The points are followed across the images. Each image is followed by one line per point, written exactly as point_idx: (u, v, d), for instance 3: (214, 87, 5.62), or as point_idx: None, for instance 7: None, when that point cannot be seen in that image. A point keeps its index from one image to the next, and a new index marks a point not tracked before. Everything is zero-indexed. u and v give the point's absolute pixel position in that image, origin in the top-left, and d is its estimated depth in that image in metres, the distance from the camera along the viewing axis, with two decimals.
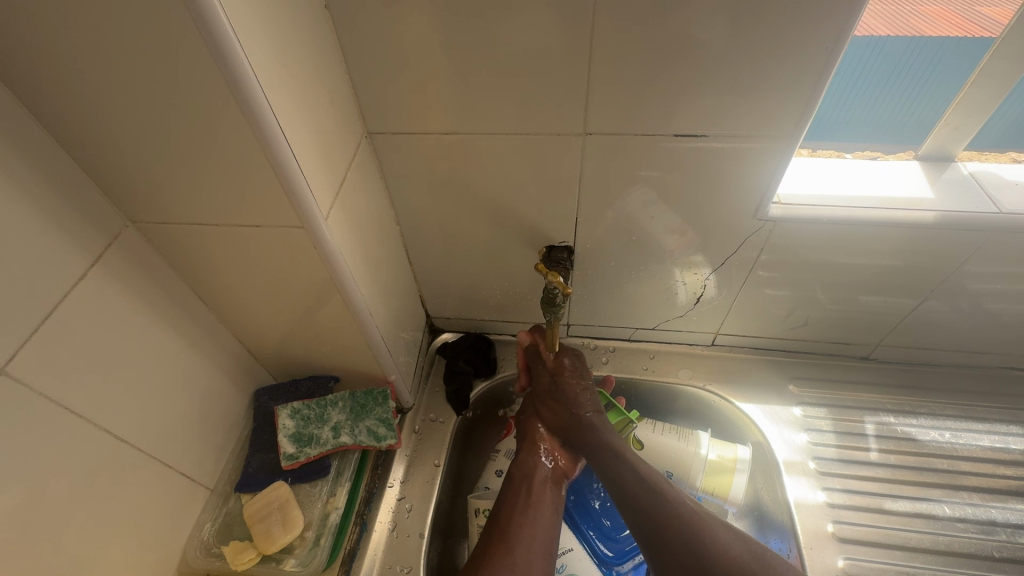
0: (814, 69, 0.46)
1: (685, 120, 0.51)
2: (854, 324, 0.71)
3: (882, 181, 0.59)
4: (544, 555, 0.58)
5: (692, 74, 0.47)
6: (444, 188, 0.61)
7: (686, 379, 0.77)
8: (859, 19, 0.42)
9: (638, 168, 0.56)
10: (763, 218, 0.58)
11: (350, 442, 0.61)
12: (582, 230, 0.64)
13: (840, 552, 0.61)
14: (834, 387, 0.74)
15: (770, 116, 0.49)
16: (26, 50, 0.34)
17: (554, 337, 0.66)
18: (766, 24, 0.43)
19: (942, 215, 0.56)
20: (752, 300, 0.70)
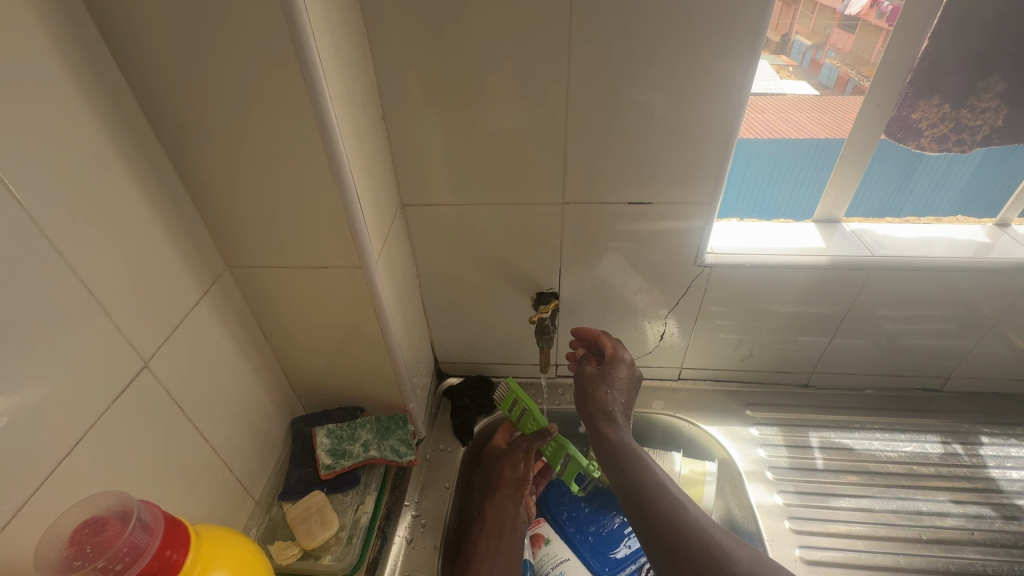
0: (717, 155, 0.65)
1: (637, 192, 0.70)
2: (789, 356, 0.87)
3: (790, 237, 0.78)
4: None
5: (640, 160, 0.67)
6: (456, 247, 0.78)
7: (659, 409, 0.89)
8: (739, 122, 0.62)
9: (605, 228, 0.74)
10: (701, 264, 0.75)
11: (377, 456, 0.71)
12: (565, 280, 0.80)
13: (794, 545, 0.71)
14: (782, 410, 0.87)
15: (696, 188, 0.68)
16: (195, 143, 0.52)
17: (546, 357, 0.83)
18: (685, 128, 0.63)
19: (832, 258, 0.74)
20: (706, 336, 0.86)
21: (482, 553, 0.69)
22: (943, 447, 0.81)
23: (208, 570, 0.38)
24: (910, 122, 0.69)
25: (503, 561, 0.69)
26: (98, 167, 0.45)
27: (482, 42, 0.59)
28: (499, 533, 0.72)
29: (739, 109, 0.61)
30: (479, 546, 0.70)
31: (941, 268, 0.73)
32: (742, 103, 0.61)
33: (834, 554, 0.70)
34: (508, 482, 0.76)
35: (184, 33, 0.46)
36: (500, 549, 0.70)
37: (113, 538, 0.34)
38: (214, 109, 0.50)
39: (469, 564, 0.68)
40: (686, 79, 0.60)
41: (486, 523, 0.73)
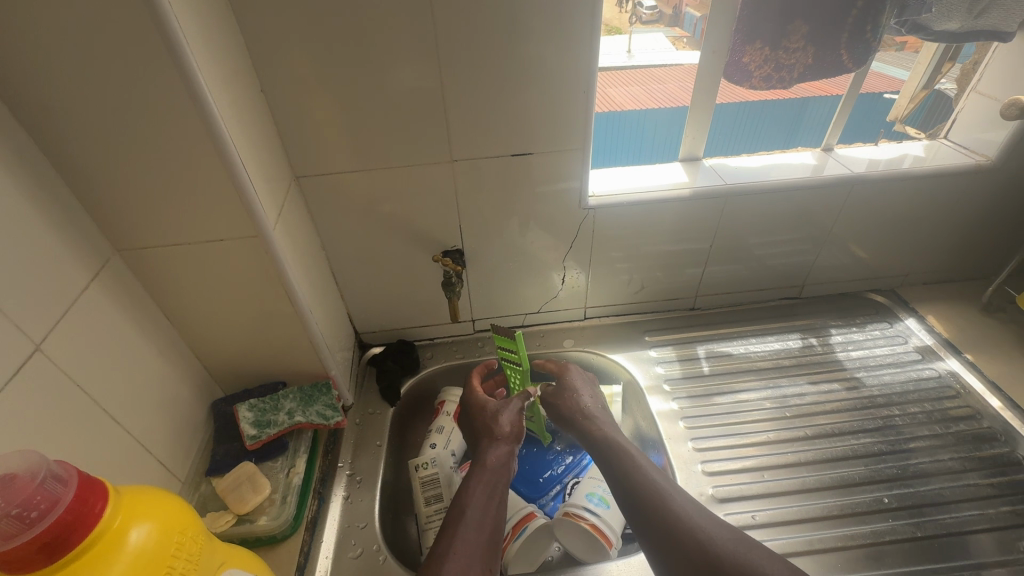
0: (581, 105, 0.72)
1: (518, 145, 0.75)
2: (673, 285, 0.98)
3: (660, 175, 0.88)
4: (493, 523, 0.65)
5: (515, 115, 0.72)
6: (358, 216, 0.80)
7: (569, 346, 0.98)
8: (595, 72, 0.69)
9: (495, 183, 0.79)
10: (585, 208, 0.83)
11: (303, 421, 0.73)
12: (467, 236, 0.85)
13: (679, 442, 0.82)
14: (674, 333, 0.99)
15: (568, 137, 0.75)
16: (59, 123, 0.51)
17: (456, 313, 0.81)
18: (549, 81, 0.69)
19: (694, 189, 0.84)
20: (602, 276, 0.95)
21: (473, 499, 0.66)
22: (802, 342, 0.96)
23: (132, 520, 0.40)
24: (742, 65, 0.80)
25: (496, 505, 0.68)
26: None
27: (351, 8, 0.61)
28: (497, 477, 0.71)
29: (593, 59, 0.68)
30: (472, 483, 0.70)
31: (781, 188, 0.86)
32: (593, 55, 0.67)
33: (714, 444, 0.81)
34: (505, 432, 0.78)
35: (28, 6, 0.45)
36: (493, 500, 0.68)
37: (23, 489, 0.36)
38: (74, 84, 0.49)
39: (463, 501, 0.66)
40: (542, 36, 0.65)
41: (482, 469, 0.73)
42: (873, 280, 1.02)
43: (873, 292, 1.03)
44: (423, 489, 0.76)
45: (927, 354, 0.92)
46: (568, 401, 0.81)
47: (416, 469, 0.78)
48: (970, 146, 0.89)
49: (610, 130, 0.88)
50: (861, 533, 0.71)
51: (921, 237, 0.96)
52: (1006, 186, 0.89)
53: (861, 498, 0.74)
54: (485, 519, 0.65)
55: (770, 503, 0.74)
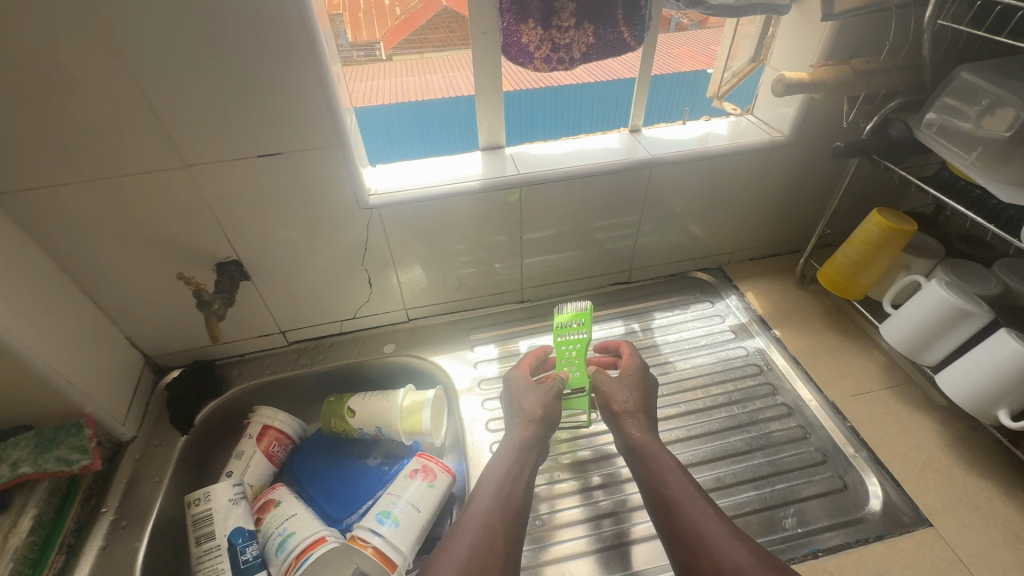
0: (319, 95, 0.65)
1: (263, 143, 0.67)
2: (494, 280, 0.95)
3: (455, 167, 0.83)
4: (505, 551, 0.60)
5: (247, 110, 0.64)
6: (97, 234, 0.70)
7: (390, 352, 0.93)
8: (322, 59, 0.62)
9: (251, 187, 0.71)
10: (367, 207, 0.77)
11: (30, 472, 0.65)
12: (240, 246, 0.77)
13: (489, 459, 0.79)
14: (499, 330, 0.96)
15: (317, 131, 0.68)
16: None
17: (218, 334, 0.71)
18: (271, 69, 0.62)
19: (484, 182, 0.80)
20: (413, 276, 0.90)
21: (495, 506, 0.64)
22: (624, 329, 0.94)
23: None
24: (523, 46, 0.75)
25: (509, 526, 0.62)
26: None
27: None
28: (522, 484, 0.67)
29: (313, 43, 0.61)
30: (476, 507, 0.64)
31: (578, 176, 0.82)
32: (316, 41, 0.61)
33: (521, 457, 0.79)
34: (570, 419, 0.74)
35: None
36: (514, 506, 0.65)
37: None
38: None
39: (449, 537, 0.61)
40: (245, 19, 0.58)
41: (510, 464, 0.69)
42: (699, 259, 1.02)
43: (700, 271, 1.04)
44: (194, 529, 0.71)
45: (740, 333, 0.92)
46: (607, 400, 0.76)
47: (191, 504, 0.72)
48: (771, 122, 0.88)
49: (382, 126, 0.83)
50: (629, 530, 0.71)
51: (737, 215, 0.96)
52: (806, 160, 0.89)
53: (636, 497, 0.75)
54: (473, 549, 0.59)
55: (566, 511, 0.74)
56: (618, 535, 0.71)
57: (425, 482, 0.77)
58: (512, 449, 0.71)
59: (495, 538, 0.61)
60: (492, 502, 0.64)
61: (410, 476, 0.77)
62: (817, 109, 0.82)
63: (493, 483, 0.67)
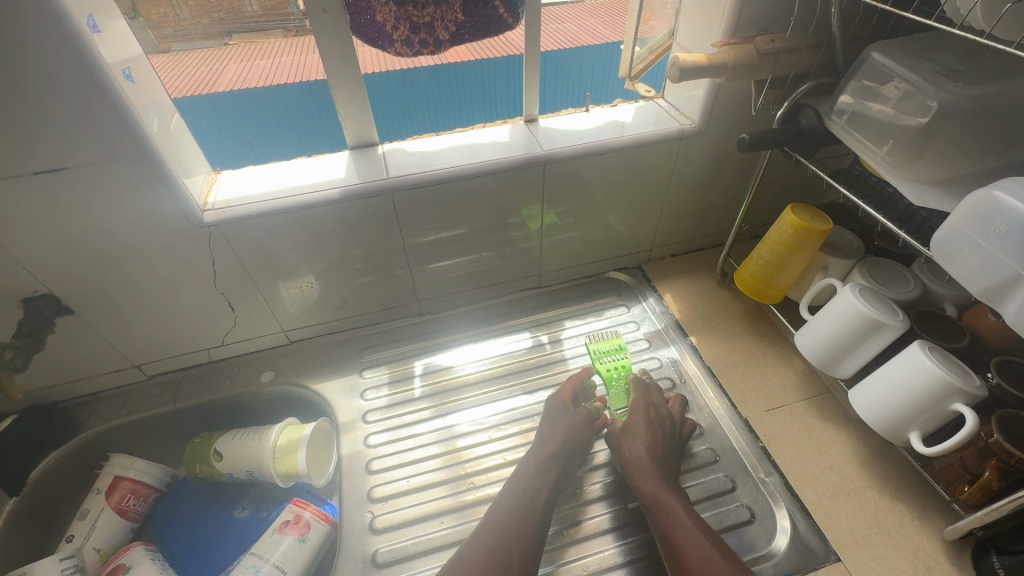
0: (98, 94, 0.52)
1: (38, 157, 0.54)
2: (384, 295, 0.84)
3: (317, 171, 0.71)
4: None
5: (2, 117, 0.50)
6: None
7: (267, 381, 0.82)
8: (89, 49, 0.50)
9: (41, 211, 0.58)
10: (201, 224, 0.64)
11: None
12: (48, 278, 0.64)
13: (440, 492, 0.70)
14: (394, 348, 0.86)
15: (106, 138, 0.55)
16: None
17: None
18: (20, 65, 0.48)
19: (345, 190, 0.68)
20: (285, 296, 0.78)
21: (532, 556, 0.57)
22: (532, 342, 0.86)
23: None
24: (376, 24, 0.62)
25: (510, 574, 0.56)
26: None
27: None
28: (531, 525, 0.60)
29: (71, 30, 0.48)
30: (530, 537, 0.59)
31: (460, 177, 0.71)
32: (71, 22, 0.48)
33: (464, 487, 0.70)
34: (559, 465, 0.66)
35: None
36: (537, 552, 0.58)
37: None
38: None
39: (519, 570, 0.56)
40: None
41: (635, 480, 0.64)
42: (614, 258, 0.93)
43: (618, 271, 0.95)
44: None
45: (655, 341, 0.85)
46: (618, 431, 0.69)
47: None
48: (681, 107, 0.79)
49: (229, 120, 0.74)
50: (614, 555, 0.63)
51: (651, 210, 0.87)
52: (720, 148, 0.81)
53: (633, 511, 0.66)
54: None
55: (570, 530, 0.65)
56: (630, 550, 0.63)
57: (295, 537, 0.67)
58: (528, 468, 0.65)
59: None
60: (484, 548, 0.58)
61: (278, 530, 0.68)
62: (726, 93, 0.73)
63: (495, 520, 0.60)
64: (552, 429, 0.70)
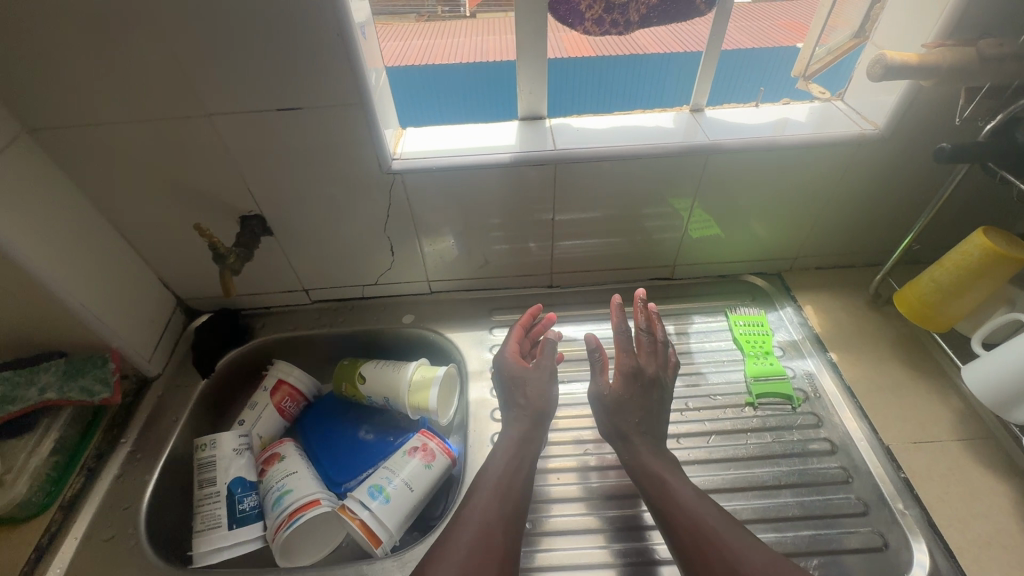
0: (341, 46, 0.60)
1: (283, 96, 0.64)
2: (523, 263, 0.89)
3: (491, 136, 0.76)
4: (506, 529, 0.59)
5: (266, 60, 0.61)
6: (127, 176, 0.71)
7: (408, 323, 0.91)
8: (345, 8, 0.57)
9: (273, 142, 0.69)
10: (389, 171, 0.72)
11: (56, 398, 0.69)
12: (263, 201, 0.76)
13: (567, 450, 0.75)
14: (523, 313, 0.91)
15: (338, 86, 0.63)
16: None
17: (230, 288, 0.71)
18: (291, 17, 0.58)
19: (515, 155, 0.73)
20: (438, 250, 0.86)
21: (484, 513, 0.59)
22: None
23: None
24: (572, 4, 0.66)
25: (500, 508, 0.60)
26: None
27: None
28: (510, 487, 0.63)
29: None
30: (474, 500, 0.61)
31: (622, 157, 0.73)
32: None
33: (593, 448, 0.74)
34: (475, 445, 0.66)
35: None
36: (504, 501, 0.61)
37: None
38: None
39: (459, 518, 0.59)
40: None
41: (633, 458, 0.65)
42: (754, 262, 0.91)
43: (754, 276, 0.93)
44: (199, 472, 0.73)
45: (789, 351, 0.82)
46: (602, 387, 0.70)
47: (199, 448, 0.75)
48: (864, 111, 0.75)
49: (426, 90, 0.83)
50: None
51: (807, 216, 0.83)
52: (903, 159, 0.75)
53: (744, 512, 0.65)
54: (489, 528, 0.58)
55: (554, 519, 0.67)
56: None
57: (422, 462, 0.75)
58: (511, 445, 0.67)
59: (483, 518, 0.59)
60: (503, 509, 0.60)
61: (408, 453, 0.76)
62: (924, 99, 0.68)
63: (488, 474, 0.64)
64: (521, 395, 0.72)
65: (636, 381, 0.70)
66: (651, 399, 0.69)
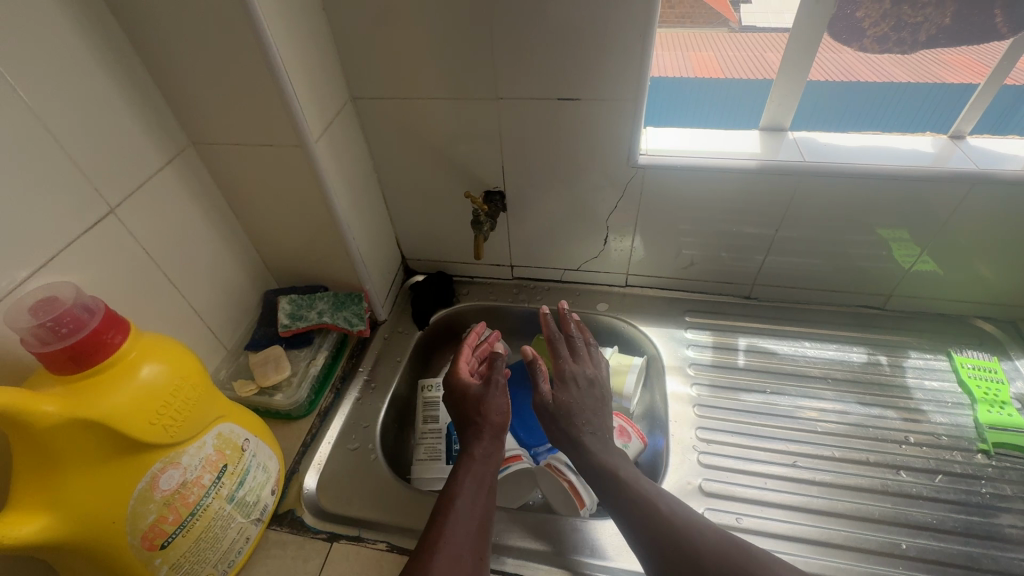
0: (637, 47, 0.65)
1: (567, 88, 0.71)
2: (728, 269, 0.90)
3: (733, 141, 0.78)
4: (485, 511, 0.61)
5: (565, 55, 0.68)
6: (408, 145, 0.82)
7: (602, 311, 0.96)
8: (655, 13, 0.62)
9: (541, 128, 0.76)
10: (635, 165, 0.77)
11: (329, 321, 0.81)
12: (509, 180, 0.84)
13: (773, 457, 0.73)
14: (720, 317, 0.92)
15: (619, 83, 0.69)
16: (146, 19, 0.58)
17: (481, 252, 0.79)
18: (602, 19, 0.64)
19: (763, 163, 0.74)
20: (648, 246, 0.90)
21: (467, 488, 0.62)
22: (867, 357, 0.85)
23: (145, 358, 0.50)
24: (854, 21, 0.68)
25: (486, 499, 0.63)
26: (45, 22, 0.50)
27: None
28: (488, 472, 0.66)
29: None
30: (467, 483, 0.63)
31: (879, 177, 0.71)
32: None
33: (803, 459, 0.73)
34: (493, 421, 0.71)
35: None
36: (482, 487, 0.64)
37: (63, 308, 0.46)
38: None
39: (452, 492, 0.62)
40: None
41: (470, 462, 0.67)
42: (989, 306, 0.84)
43: (983, 320, 0.86)
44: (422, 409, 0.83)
45: None
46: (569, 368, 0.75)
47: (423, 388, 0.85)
48: None
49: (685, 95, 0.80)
50: None
51: None
52: None
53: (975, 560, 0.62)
54: (472, 523, 0.59)
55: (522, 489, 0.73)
56: None
57: (619, 441, 0.79)
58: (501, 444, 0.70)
59: (470, 499, 0.61)
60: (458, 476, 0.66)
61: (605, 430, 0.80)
62: None
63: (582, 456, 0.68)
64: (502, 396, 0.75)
65: (591, 388, 0.75)
66: (604, 406, 0.74)
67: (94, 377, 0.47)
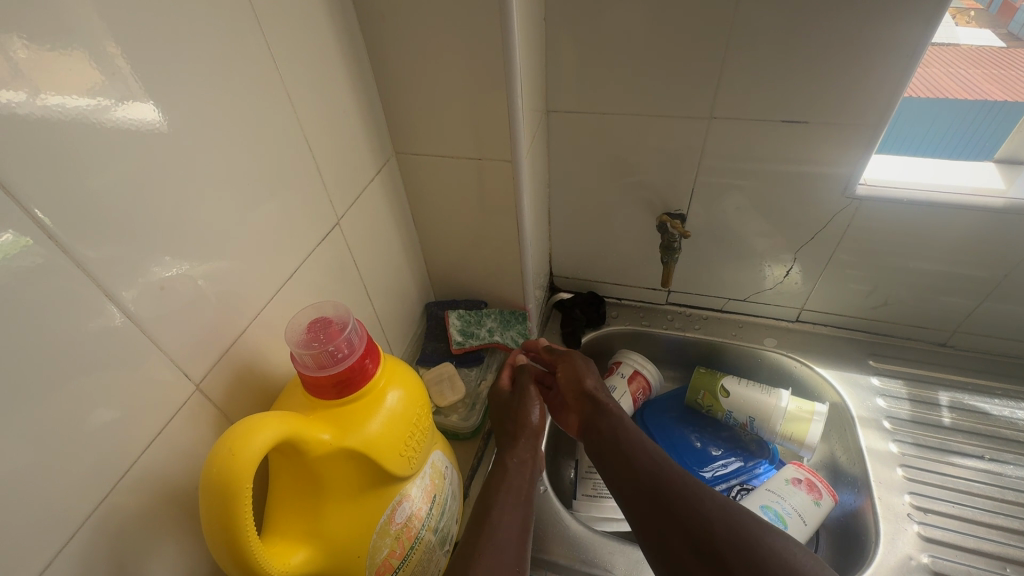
0: (897, 68, 0.59)
1: (794, 110, 0.65)
2: (929, 314, 0.81)
3: (968, 175, 0.69)
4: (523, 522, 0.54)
5: (805, 75, 0.62)
6: (591, 161, 0.79)
7: (770, 346, 0.88)
8: (931, 33, 0.56)
9: (750, 152, 0.70)
10: (851, 196, 0.70)
11: (500, 341, 0.79)
12: (695, 203, 0.78)
13: (1004, 537, 0.66)
14: (912, 365, 0.83)
15: (861, 107, 0.62)
16: (390, 29, 0.57)
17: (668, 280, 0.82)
18: (861, 38, 0.58)
19: (1011, 202, 0.65)
20: (836, 283, 0.82)
21: (503, 494, 0.56)
22: None
23: (392, 384, 0.47)
24: None
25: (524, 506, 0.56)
26: (313, 33, 0.50)
27: None
28: (523, 478, 0.59)
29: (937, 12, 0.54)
30: (500, 493, 0.56)
31: None
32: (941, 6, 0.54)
33: None
34: (525, 424, 0.65)
35: None
36: (521, 496, 0.57)
37: (336, 334, 0.44)
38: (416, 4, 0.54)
39: (490, 493, 0.56)
40: None
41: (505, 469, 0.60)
42: None
43: None
44: None
45: None
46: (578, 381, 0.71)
47: None
48: None
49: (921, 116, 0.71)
50: None
51: None
52: None
53: None
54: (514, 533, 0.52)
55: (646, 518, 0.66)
56: None
57: (810, 497, 0.72)
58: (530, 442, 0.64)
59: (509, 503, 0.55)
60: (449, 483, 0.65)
61: (791, 482, 0.73)
62: None
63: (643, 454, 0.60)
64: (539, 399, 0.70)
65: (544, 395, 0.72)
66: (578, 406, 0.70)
67: (352, 404, 0.44)
